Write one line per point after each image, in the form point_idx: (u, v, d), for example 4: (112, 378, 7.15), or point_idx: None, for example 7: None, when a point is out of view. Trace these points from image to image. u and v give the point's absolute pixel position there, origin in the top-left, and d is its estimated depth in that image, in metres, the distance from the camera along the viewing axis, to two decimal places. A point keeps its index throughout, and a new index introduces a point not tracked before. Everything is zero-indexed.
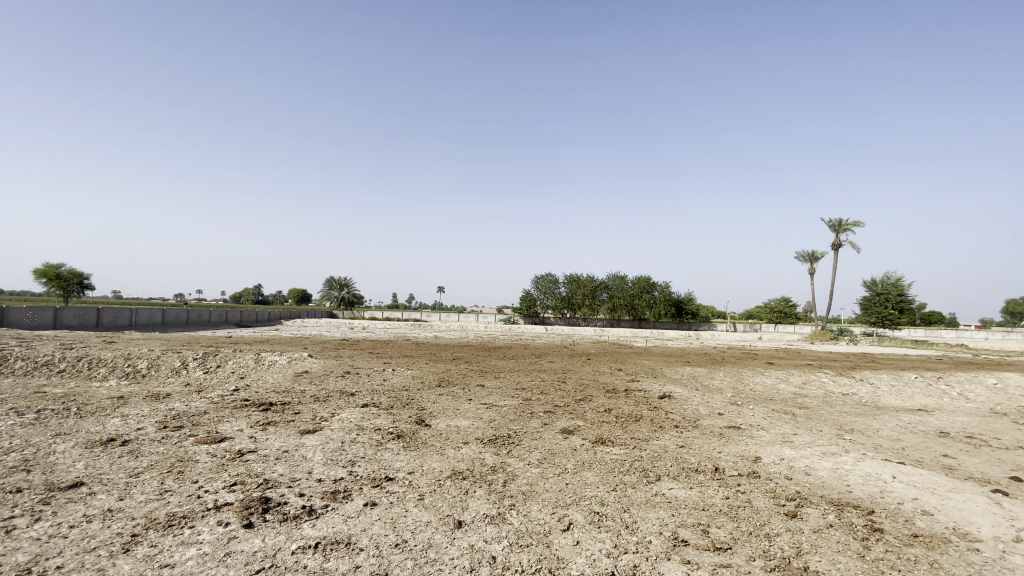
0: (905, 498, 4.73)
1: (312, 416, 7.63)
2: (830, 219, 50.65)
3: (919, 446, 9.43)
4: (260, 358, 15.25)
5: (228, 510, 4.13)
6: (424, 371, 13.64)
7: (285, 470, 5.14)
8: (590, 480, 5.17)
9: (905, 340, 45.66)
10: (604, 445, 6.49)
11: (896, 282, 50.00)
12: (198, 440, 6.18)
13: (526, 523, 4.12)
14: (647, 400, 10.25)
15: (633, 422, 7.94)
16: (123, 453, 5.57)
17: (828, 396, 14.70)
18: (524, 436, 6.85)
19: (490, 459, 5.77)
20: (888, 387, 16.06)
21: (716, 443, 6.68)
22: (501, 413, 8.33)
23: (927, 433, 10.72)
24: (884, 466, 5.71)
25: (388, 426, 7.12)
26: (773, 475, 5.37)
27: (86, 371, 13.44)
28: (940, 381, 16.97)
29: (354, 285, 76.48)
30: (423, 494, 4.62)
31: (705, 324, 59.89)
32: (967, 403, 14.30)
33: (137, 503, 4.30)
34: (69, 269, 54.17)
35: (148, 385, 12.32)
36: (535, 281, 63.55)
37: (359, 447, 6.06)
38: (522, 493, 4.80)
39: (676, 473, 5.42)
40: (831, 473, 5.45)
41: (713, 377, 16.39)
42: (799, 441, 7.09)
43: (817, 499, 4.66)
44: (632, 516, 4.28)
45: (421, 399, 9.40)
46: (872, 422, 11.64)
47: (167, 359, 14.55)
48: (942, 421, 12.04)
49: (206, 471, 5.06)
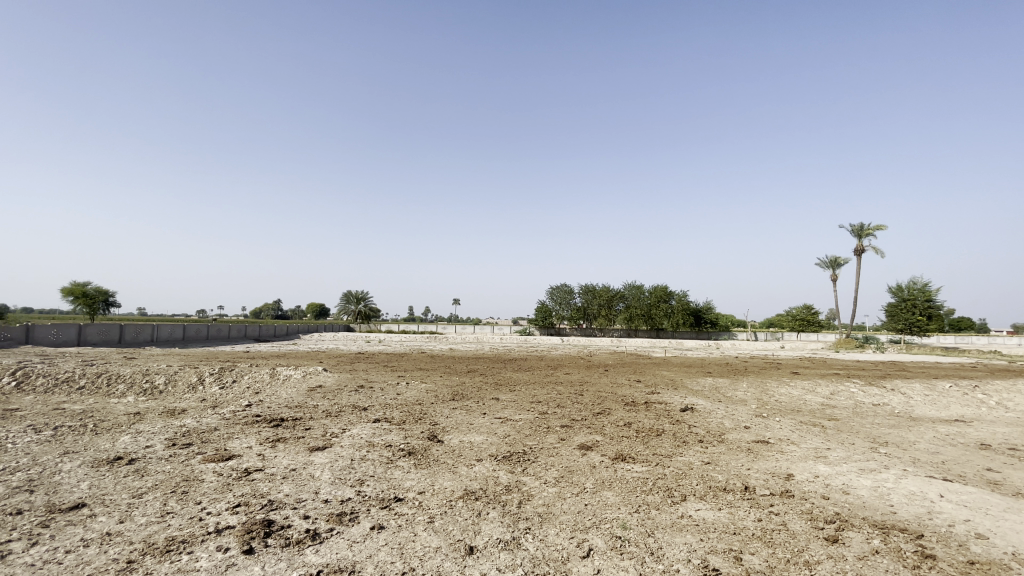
0: (956, 520, 4.31)
1: (323, 432, 7.45)
2: (850, 225, 49.73)
3: (959, 459, 8.87)
4: (276, 373, 15.21)
5: (228, 534, 3.93)
6: (439, 384, 13.40)
7: (291, 490, 4.93)
8: (611, 501, 4.87)
9: (934, 347, 44.13)
10: (624, 462, 6.18)
11: (923, 288, 48.50)
12: (206, 457, 6.03)
13: (542, 549, 3.84)
14: (668, 413, 9.85)
15: (654, 436, 7.58)
16: (128, 472, 5.44)
17: (858, 407, 14.05)
18: (540, 453, 6.57)
19: (504, 478, 5.50)
20: (921, 397, 15.31)
21: (743, 459, 6.31)
22: (516, 428, 8.05)
23: (966, 445, 10.12)
24: (928, 484, 5.27)
25: (399, 442, 6.89)
26: (808, 495, 4.99)
27: (105, 387, 13.51)
28: (977, 389, 16.18)
29: (371, 299, 77.05)
30: (434, 517, 4.36)
31: (724, 333, 58.82)
32: (1007, 413, 13.55)
33: (137, 526, 4.13)
34: (95, 287, 55.54)
35: (164, 401, 12.31)
36: (550, 291, 63.25)
37: (369, 465, 5.84)
38: (538, 515, 4.52)
39: (702, 493, 5.07)
40: (871, 492, 5.04)
41: (736, 388, 15.86)
42: (833, 456, 6.66)
43: (860, 522, 4.28)
44: (657, 541, 3.97)
45: (434, 413, 9.17)
46: (908, 434, 11.04)
47: (184, 374, 14.60)
48: (982, 432, 11.37)
49: (210, 491, 4.88)
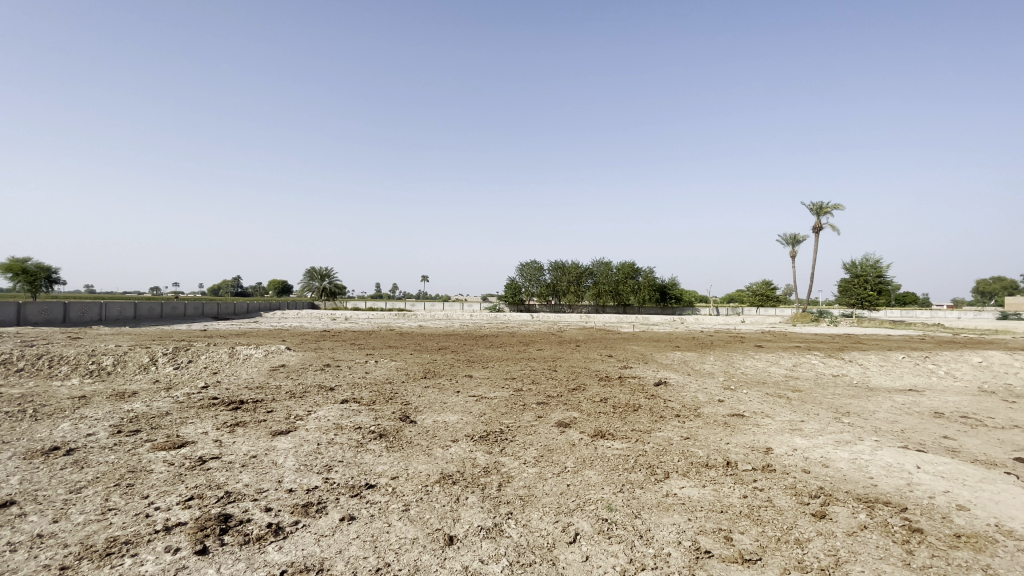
0: (935, 492, 4.37)
1: (286, 415, 7.02)
2: (810, 203, 51.32)
3: (917, 428, 9.22)
4: (235, 352, 14.48)
5: (179, 532, 3.54)
6: (408, 362, 13.02)
7: (251, 479, 4.55)
8: (594, 480, 4.70)
9: (882, 320, 46.57)
10: (604, 439, 6.03)
11: (875, 264, 50.74)
12: (155, 446, 5.53)
13: (526, 535, 3.62)
14: (642, 387, 9.82)
15: (631, 411, 7.51)
16: (66, 465, 4.91)
17: (819, 378, 14.52)
18: (518, 431, 6.37)
19: (482, 459, 5.26)
20: (876, 368, 15.97)
21: (721, 433, 6.27)
22: (492, 405, 7.84)
23: (922, 413, 10.56)
24: (905, 456, 5.34)
25: (369, 424, 6.54)
26: (789, 468, 4.95)
27: (47, 369, 12.53)
28: (927, 360, 16.99)
29: (335, 275, 75.03)
30: (409, 504, 4.08)
31: (688, 309, 60.26)
32: (955, 382, 14.30)
33: (72, 526, 3.68)
34: (36, 263, 51.98)
35: (114, 383, 11.53)
36: (519, 268, 62.93)
37: (337, 449, 5.49)
38: (519, 498, 4.30)
39: (685, 469, 4.96)
40: (850, 464, 5.06)
41: (703, 362, 16.12)
42: (808, 428, 6.71)
43: (844, 496, 4.26)
44: (644, 523, 3.80)
45: (406, 392, 8.84)
46: (867, 404, 11.45)
47: (134, 355, 13.71)
48: (935, 401, 11.93)
49: (160, 484, 4.45)
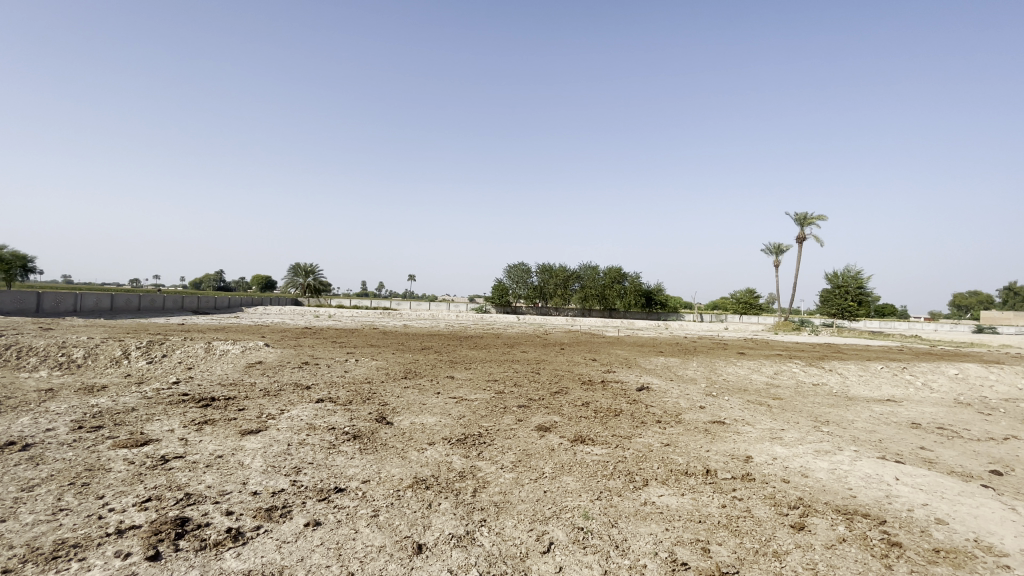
0: (914, 504, 4.36)
1: (258, 414, 6.79)
2: (795, 213, 52.08)
3: (895, 438, 9.29)
4: (212, 347, 14.12)
5: (132, 536, 3.33)
6: (391, 362, 12.80)
7: (214, 481, 4.35)
8: (571, 487, 4.58)
9: (862, 330, 47.42)
10: (583, 444, 5.92)
11: (856, 275, 51.64)
12: (116, 443, 5.26)
13: (498, 544, 3.49)
14: (625, 392, 9.76)
15: (612, 416, 7.42)
16: (21, 460, 4.59)
17: (800, 387, 14.62)
18: (496, 435, 6.24)
19: (458, 463, 5.12)
20: (856, 378, 16.15)
21: (702, 440, 6.21)
22: (472, 408, 7.69)
23: (900, 424, 10.66)
24: (884, 467, 5.33)
25: (344, 425, 6.36)
26: (769, 478, 4.90)
27: (13, 360, 12.07)
28: (905, 371, 17.23)
29: (320, 272, 74.10)
30: (379, 510, 3.93)
31: (673, 315, 60.70)
32: (931, 393, 14.51)
33: (20, 526, 3.39)
34: (10, 251, 50.52)
35: (83, 377, 11.15)
36: (507, 270, 62.76)
37: (307, 450, 5.30)
38: (493, 504, 4.17)
39: (664, 477, 4.87)
40: (829, 474, 5.03)
41: (687, 368, 16.15)
42: (788, 436, 6.68)
43: (823, 507, 4.21)
44: (621, 533, 3.70)
45: (384, 392, 8.66)
46: (846, 413, 11.54)
47: (107, 348, 13.28)
48: (912, 411, 12.07)
49: (117, 483, 4.20)
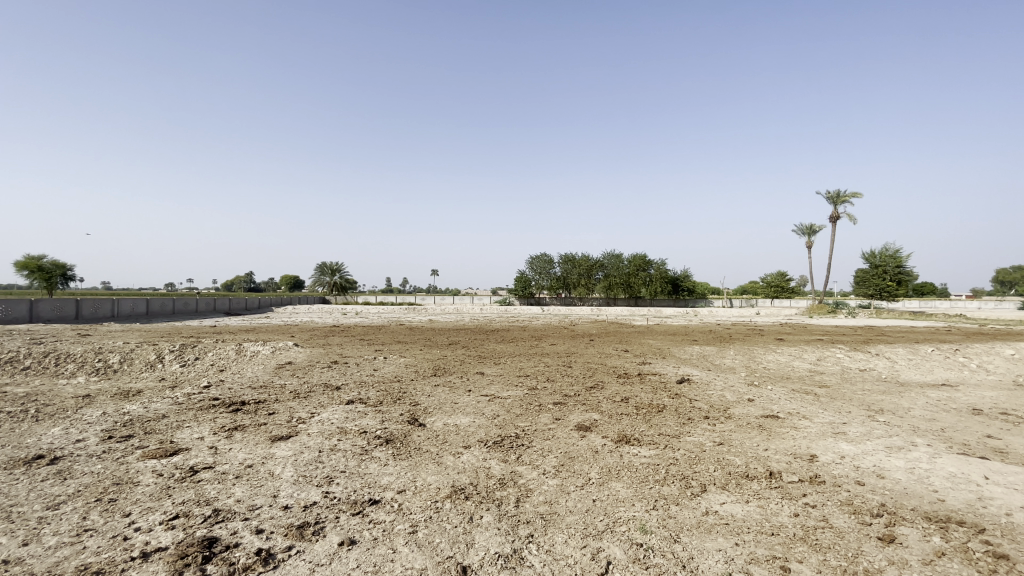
0: (1014, 508, 3.85)
1: (288, 418, 6.61)
2: (827, 192, 50.19)
3: (959, 426, 8.62)
4: (242, 349, 14.17)
5: (158, 560, 3.11)
6: (419, 359, 12.59)
7: (244, 494, 4.14)
8: (622, 495, 4.21)
9: (901, 311, 45.46)
10: (629, 445, 5.53)
11: (894, 254, 49.40)
12: (146, 454, 5.11)
13: (550, 565, 3.16)
14: (664, 385, 9.31)
15: (655, 413, 6.99)
16: (48, 475, 4.45)
17: (846, 373, 13.84)
18: (535, 436, 5.90)
19: (497, 469, 4.80)
20: (905, 362, 15.26)
21: (757, 438, 5.74)
22: (505, 406, 7.37)
23: (961, 410, 9.92)
24: (969, 466, 4.78)
25: (375, 429, 6.11)
26: (841, 480, 4.43)
27: (53, 367, 12.27)
28: (958, 353, 16.20)
29: (345, 270, 74.94)
30: (417, 525, 3.63)
31: (701, 301, 59.32)
32: (989, 376, 13.58)
33: (41, 550, 3.20)
34: (52, 261, 52.53)
35: (119, 382, 11.26)
36: (529, 261, 62.24)
37: (339, 457, 5.07)
38: (540, 516, 3.82)
39: (723, 481, 4.45)
40: (909, 475, 4.52)
41: (723, 356, 15.54)
42: (851, 431, 6.15)
43: (911, 515, 3.74)
44: (685, 549, 3.32)
45: (414, 391, 8.42)
46: (900, 400, 10.82)
47: (141, 352, 13.45)
48: (971, 396, 11.28)
49: (144, 499, 4.01)
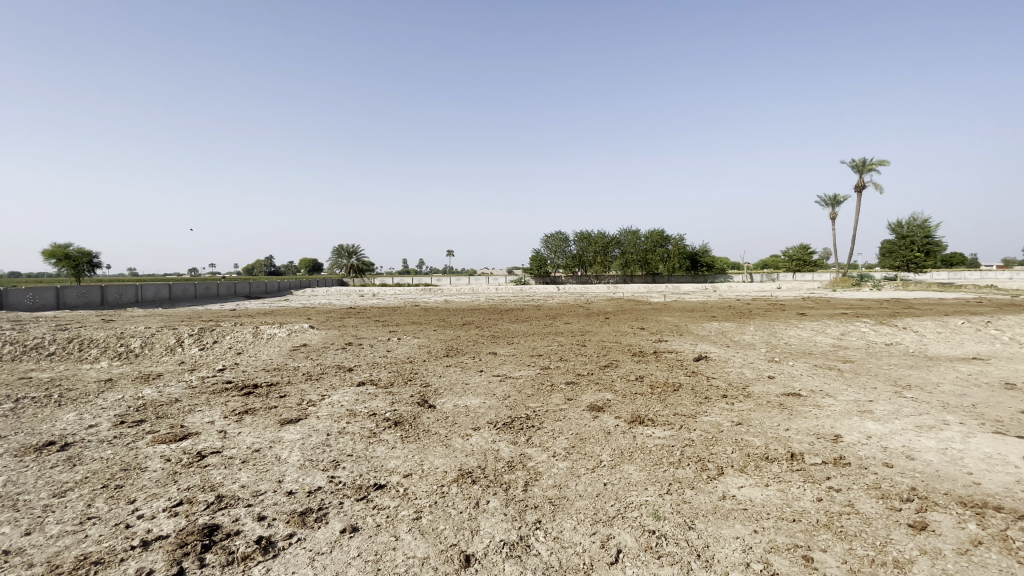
0: None
1: (298, 401, 6.58)
2: (852, 160, 48.44)
3: (991, 402, 8.25)
4: (259, 332, 14.28)
5: (158, 549, 3.06)
6: (432, 339, 12.53)
7: (249, 479, 4.09)
8: (635, 478, 4.05)
9: (929, 282, 43.99)
10: (642, 426, 5.36)
11: (923, 223, 47.69)
12: (156, 439, 5.11)
13: (557, 553, 3.02)
14: (681, 363, 9.07)
15: (671, 392, 6.79)
16: (58, 462, 4.47)
17: (871, 348, 13.40)
18: (546, 417, 5.76)
19: (506, 452, 4.67)
20: (934, 335, 14.72)
21: (777, 418, 5.51)
22: (517, 386, 7.24)
23: (994, 385, 9.51)
24: (1007, 446, 4.50)
25: (385, 411, 6.04)
26: (867, 462, 4.21)
27: (77, 353, 12.53)
28: (991, 325, 15.55)
29: (361, 252, 75.37)
30: (422, 511, 3.53)
31: (720, 277, 58.25)
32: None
33: (44, 539, 3.18)
34: (78, 249, 53.79)
35: (140, 366, 11.45)
36: (544, 240, 61.75)
37: (347, 441, 4.99)
38: (548, 502, 3.69)
39: (742, 463, 4.26)
40: (941, 456, 4.27)
41: (742, 332, 15.18)
42: (878, 409, 5.88)
43: (945, 500, 3.51)
44: (701, 537, 3.16)
45: (426, 372, 8.35)
46: (929, 375, 10.43)
47: (161, 337, 13.66)
48: (1005, 370, 10.81)
49: (150, 485, 3.98)
